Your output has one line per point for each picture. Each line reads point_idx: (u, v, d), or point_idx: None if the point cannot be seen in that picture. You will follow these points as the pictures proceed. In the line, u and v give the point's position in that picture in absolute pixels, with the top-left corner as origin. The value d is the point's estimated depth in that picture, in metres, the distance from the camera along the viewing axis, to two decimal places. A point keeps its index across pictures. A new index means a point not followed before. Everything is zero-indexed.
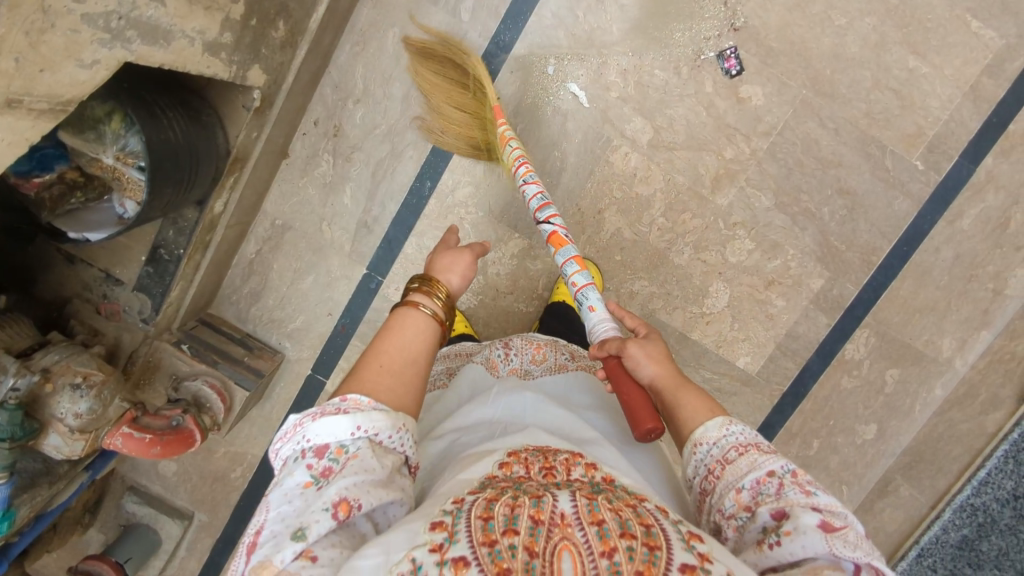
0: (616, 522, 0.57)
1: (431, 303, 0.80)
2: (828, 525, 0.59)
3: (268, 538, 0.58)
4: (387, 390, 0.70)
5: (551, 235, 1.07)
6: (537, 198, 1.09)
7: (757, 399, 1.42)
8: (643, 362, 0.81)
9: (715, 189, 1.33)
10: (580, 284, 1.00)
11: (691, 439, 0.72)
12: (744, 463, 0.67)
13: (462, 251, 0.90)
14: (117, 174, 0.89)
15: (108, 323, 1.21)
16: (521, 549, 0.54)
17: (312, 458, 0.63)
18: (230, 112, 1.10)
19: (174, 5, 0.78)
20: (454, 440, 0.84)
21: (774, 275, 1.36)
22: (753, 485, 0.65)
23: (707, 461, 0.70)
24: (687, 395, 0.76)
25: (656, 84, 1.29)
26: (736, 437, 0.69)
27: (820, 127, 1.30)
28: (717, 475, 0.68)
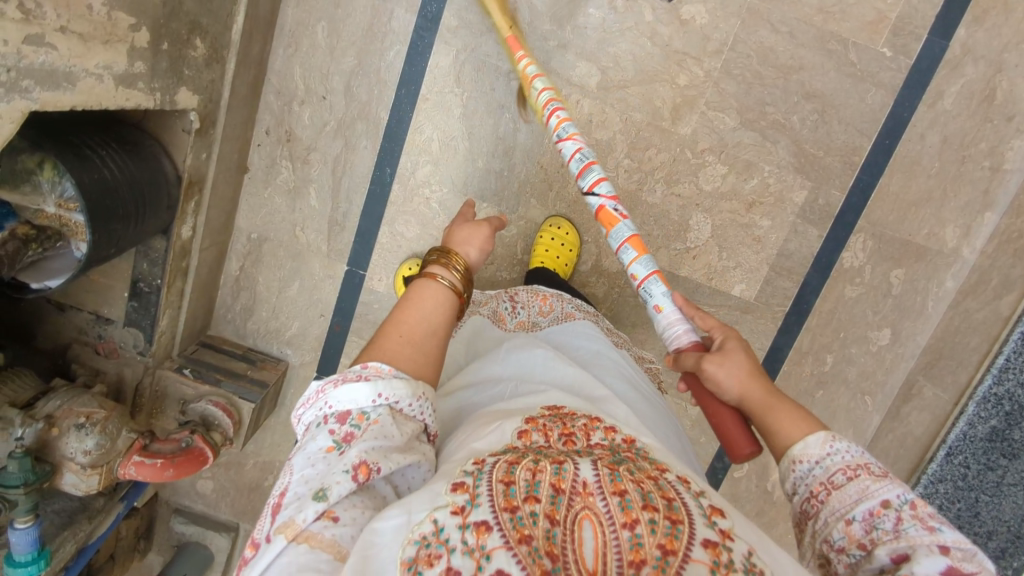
0: (638, 493, 0.56)
1: (450, 275, 0.74)
2: (955, 573, 0.50)
3: (292, 499, 0.56)
4: (408, 357, 0.68)
5: (600, 211, 0.93)
6: (577, 159, 0.96)
7: (760, 324, 1.39)
8: (729, 379, 0.69)
9: (675, 119, 1.28)
10: (642, 276, 0.87)
11: (788, 456, 0.63)
12: (854, 489, 0.57)
13: (482, 221, 0.83)
14: (64, 221, 0.92)
15: (109, 361, 1.26)
16: (543, 517, 0.53)
17: (334, 424, 0.61)
18: (172, 138, 1.12)
19: (68, 46, 0.78)
20: (468, 408, 0.81)
21: (754, 195, 1.31)
22: (865, 518, 0.55)
23: (808, 483, 0.61)
24: (784, 413, 0.65)
25: (593, 24, 1.24)
26: (843, 457, 0.59)
27: (773, 34, 1.23)
28: (821, 500, 0.59)
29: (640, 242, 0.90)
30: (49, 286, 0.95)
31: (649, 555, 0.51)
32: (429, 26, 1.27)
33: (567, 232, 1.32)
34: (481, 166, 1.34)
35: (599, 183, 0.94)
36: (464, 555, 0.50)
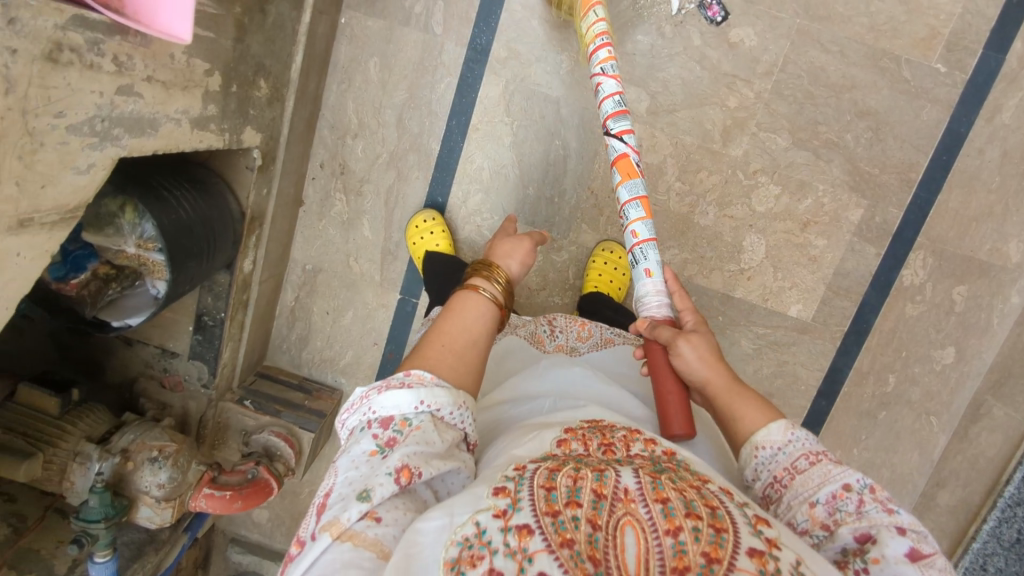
0: (681, 501, 0.55)
1: (491, 287, 0.78)
2: (916, 553, 0.56)
3: (336, 500, 0.59)
4: (449, 365, 0.69)
5: (621, 158, 0.97)
6: (613, 103, 0.98)
7: (819, 344, 1.37)
8: (698, 362, 0.78)
9: (726, 141, 1.28)
10: (642, 238, 0.94)
11: (752, 442, 0.70)
12: (817, 473, 0.64)
13: (524, 236, 0.88)
14: (143, 260, 0.95)
15: (175, 394, 1.29)
16: (585, 521, 0.52)
17: (378, 429, 0.63)
18: (236, 176, 1.15)
19: (152, 93, 0.81)
20: (507, 418, 0.82)
21: (808, 215, 1.30)
22: (828, 500, 0.62)
23: (771, 468, 0.68)
24: (742, 400, 0.74)
25: (642, 50, 1.25)
26: (802, 444, 0.67)
27: (823, 54, 1.22)
28: (784, 484, 0.66)
29: (647, 205, 0.97)
30: (130, 324, 0.98)
31: (693, 562, 0.49)
32: (480, 58, 1.29)
33: (620, 255, 1.32)
34: (532, 193, 1.35)
35: (624, 132, 0.98)
36: (506, 557, 0.50)
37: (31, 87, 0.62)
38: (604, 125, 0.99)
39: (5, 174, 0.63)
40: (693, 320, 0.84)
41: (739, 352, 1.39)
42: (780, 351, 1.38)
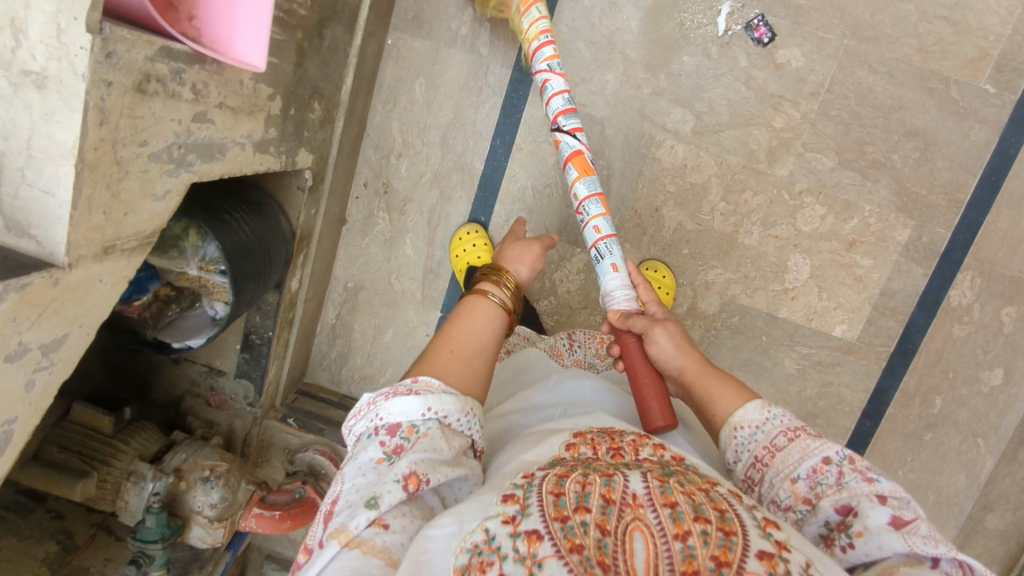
0: (689, 504, 0.55)
1: (500, 292, 0.81)
2: (898, 520, 0.59)
3: (344, 507, 0.59)
4: (457, 372, 0.71)
5: (575, 156, 0.99)
6: (562, 99, 0.99)
7: (864, 365, 1.36)
8: (672, 355, 0.83)
9: (771, 161, 1.28)
10: (603, 233, 0.96)
11: (731, 423, 0.74)
12: (795, 449, 0.69)
13: (533, 243, 0.91)
14: (203, 282, 0.96)
15: (220, 412, 1.30)
16: (594, 526, 0.53)
17: (385, 436, 0.64)
18: (287, 196, 1.16)
19: (221, 119, 0.82)
20: (514, 423, 0.82)
21: (854, 235, 1.29)
22: (809, 475, 0.67)
23: (751, 448, 0.72)
24: (720, 383, 0.78)
25: (687, 71, 1.25)
26: (778, 422, 0.72)
27: (871, 74, 1.22)
28: (765, 463, 0.70)
29: (605, 202, 0.99)
30: (191, 345, 1.00)
31: (703, 565, 0.49)
32: (524, 79, 1.29)
33: (663, 275, 1.31)
34: (575, 212, 1.35)
35: (576, 129, 1.00)
36: (516, 563, 0.50)
37: (121, 118, 0.63)
38: (553, 122, 1.01)
39: (94, 203, 0.64)
40: (662, 313, 0.89)
41: (783, 372, 1.38)
42: (824, 371, 1.37)
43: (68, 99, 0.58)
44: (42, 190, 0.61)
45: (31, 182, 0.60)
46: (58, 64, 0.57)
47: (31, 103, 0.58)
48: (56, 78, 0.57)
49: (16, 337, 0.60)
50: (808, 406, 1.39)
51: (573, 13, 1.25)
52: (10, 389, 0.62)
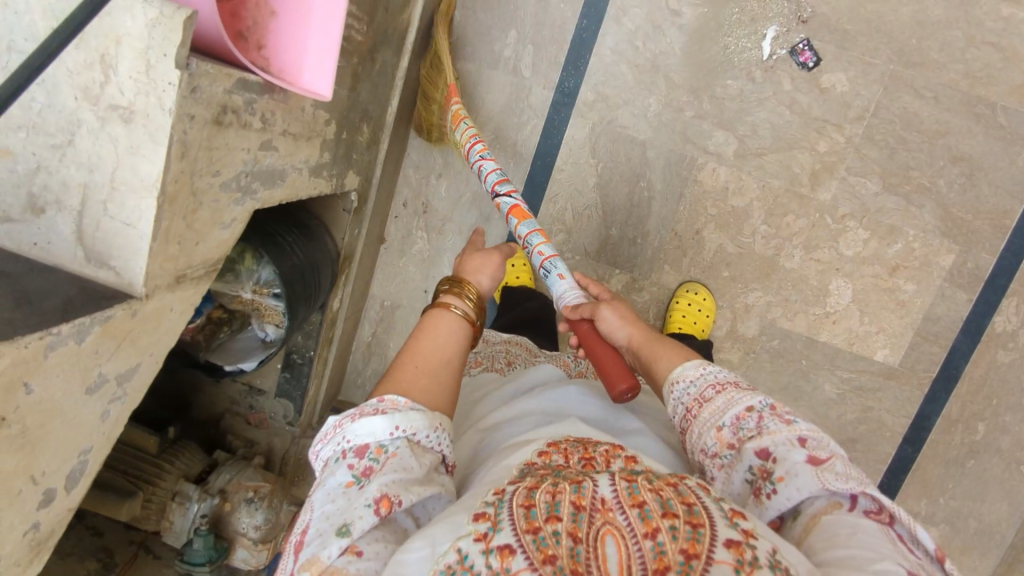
0: (657, 502, 0.53)
1: (463, 303, 0.78)
2: (815, 459, 0.60)
3: (314, 535, 0.57)
4: (423, 389, 0.68)
5: (513, 207, 1.00)
6: (495, 172, 1.04)
7: (906, 390, 1.34)
8: (621, 324, 0.81)
9: (814, 185, 1.27)
10: (547, 255, 0.95)
11: (669, 379, 0.73)
12: (721, 399, 0.68)
13: (493, 250, 0.87)
14: (256, 304, 0.96)
15: (259, 430, 1.30)
16: (565, 535, 0.51)
17: (353, 458, 0.62)
18: (332, 217, 1.17)
19: (284, 146, 0.82)
20: (491, 429, 0.80)
21: (898, 260, 1.28)
22: (733, 422, 0.66)
23: (683, 400, 0.71)
24: (663, 348, 0.77)
25: (731, 94, 1.25)
26: (709, 375, 0.71)
27: (917, 99, 1.21)
28: (694, 413, 0.69)
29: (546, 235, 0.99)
30: (243, 368, 1.00)
31: (673, 560, 0.49)
32: (566, 100, 1.29)
33: (705, 297, 1.31)
34: (614, 234, 1.34)
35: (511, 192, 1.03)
36: None
37: (200, 150, 0.64)
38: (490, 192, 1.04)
39: (170, 235, 0.64)
40: (604, 295, 0.88)
41: (823, 396, 1.37)
42: (865, 396, 1.36)
43: (154, 133, 0.58)
44: (124, 223, 0.61)
45: (113, 215, 0.61)
46: (146, 99, 0.58)
47: (117, 137, 0.59)
48: (143, 112, 0.58)
49: (97, 370, 0.60)
50: (848, 431, 1.37)
51: (616, 36, 1.25)
52: (88, 421, 0.62)
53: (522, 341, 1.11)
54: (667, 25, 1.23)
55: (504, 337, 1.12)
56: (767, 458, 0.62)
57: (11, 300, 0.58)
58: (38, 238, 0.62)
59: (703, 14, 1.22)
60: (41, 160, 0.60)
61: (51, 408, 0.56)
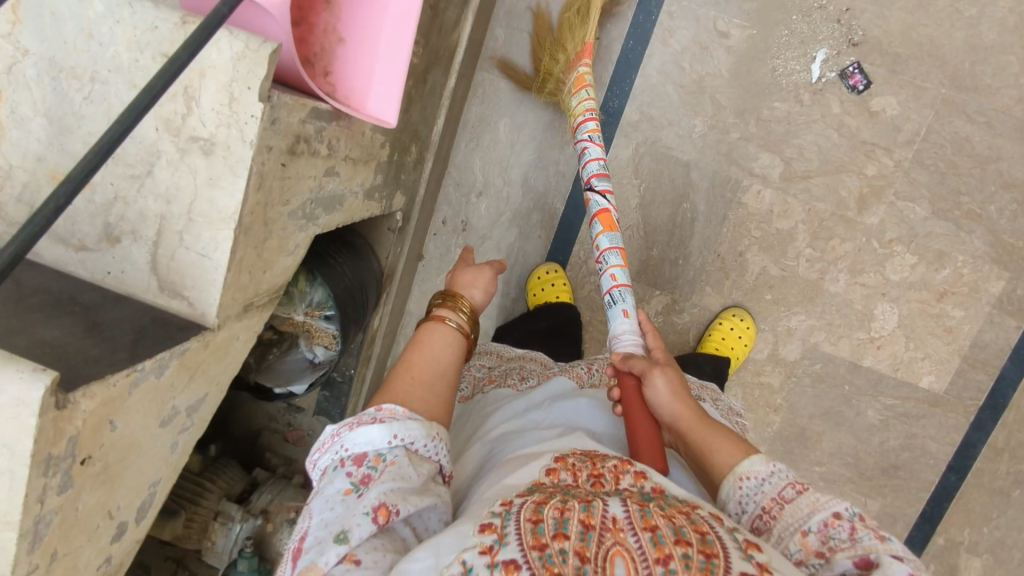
0: (670, 527, 0.52)
1: (457, 316, 0.75)
2: None
3: (313, 544, 0.54)
4: (420, 399, 0.66)
5: (603, 212, 1.02)
6: (596, 164, 1.04)
7: (950, 418, 1.31)
8: (670, 394, 0.74)
9: (861, 209, 1.25)
10: (619, 281, 0.96)
11: (734, 473, 0.65)
12: (804, 503, 0.60)
13: (484, 263, 0.83)
14: (307, 326, 0.95)
15: (297, 448, 1.28)
16: (572, 554, 0.49)
17: (351, 467, 0.59)
18: (377, 236, 1.16)
19: (344, 170, 0.81)
20: (498, 438, 0.78)
21: (945, 285, 1.26)
22: (820, 529, 0.58)
23: (756, 499, 0.63)
24: (717, 434, 0.70)
25: (778, 116, 1.23)
26: (787, 473, 0.63)
27: (969, 124, 1.19)
28: (773, 515, 0.61)
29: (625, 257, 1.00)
30: (294, 391, 1.01)
31: None
32: (610, 120, 1.29)
33: (747, 326, 1.28)
34: (656, 254, 1.32)
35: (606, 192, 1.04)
36: None
37: (274, 181, 0.63)
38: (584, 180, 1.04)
39: (243, 265, 0.64)
40: (661, 357, 0.81)
41: (865, 422, 1.33)
42: (909, 423, 1.32)
43: (234, 165, 0.58)
44: (201, 253, 0.61)
45: (189, 246, 0.61)
46: (227, 131, 0.57)
47: (196, 168, 0.59)
48: (224, 144, 0.58)
49: (171, 403, 0.61)
50: (890, 458, 1.33)
51: (663, 57, 1.24)
52: (158, 452, 0.63)
53: (537, 357, 1.03)
54: (715, 47, 1.22)
55: (519, 353, 1.04)
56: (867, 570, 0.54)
57: (84, 327, 0.57)
58: (113, 267, 0.62)
59: (751, 35, 1.21)
60: (119, 190, 0.60)
61: (130, 442, 0.58)
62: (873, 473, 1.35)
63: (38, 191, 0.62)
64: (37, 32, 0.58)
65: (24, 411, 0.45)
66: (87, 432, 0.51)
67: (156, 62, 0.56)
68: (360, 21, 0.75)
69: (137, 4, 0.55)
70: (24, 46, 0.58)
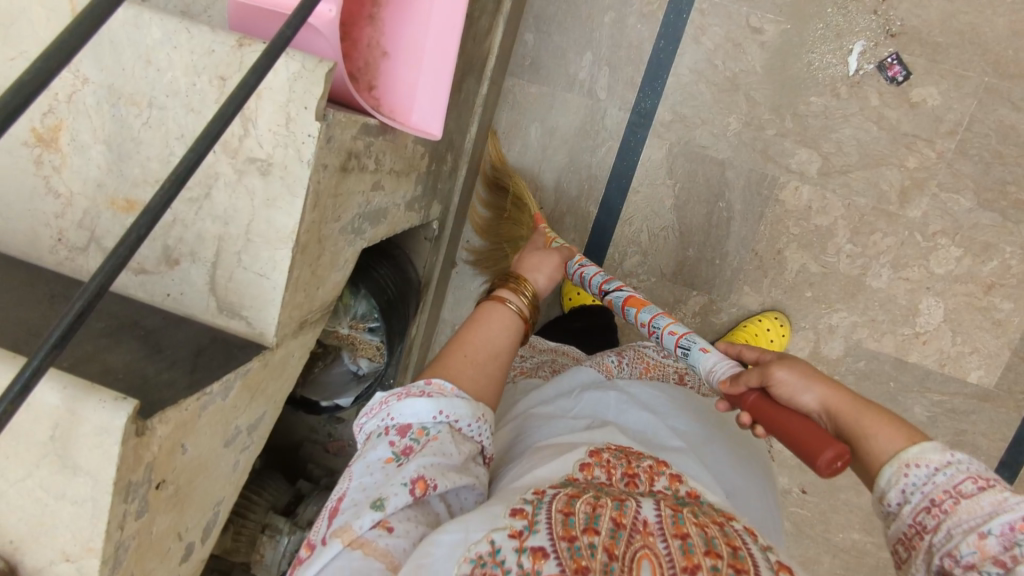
0: (701, 537, 0.48)
1: (518, 299, 0.69)
2: None
3: (350, 505, 0.52)
4: (471, 380, 0.61)
5: (628, 299, 0.90)
6: (598, 275, 0.93)
7: (1001, 414, 1.23)
8: (803, 386, 0.59)
9: (904, 203, 1.21)
10: (680, 333, 0.82)
11: (899, 461, 0.53)
12: (986, 500, 0.48)
13: (552, 251, 0.78)
14: (351, 339, 0.95)
15: (338, 459, 1.26)
16: (601, 549, 0.46)
17: (394, 436, 0.55)
18: (416, 246, 1.16)
19: (390, 183, 0.81)
20: (530, 417, 0.72)
21: (992, 277, 1.20)
22: (1004, 532, 0.46)
23: (926, 490, 0.51)
24: (874, 416, 0.56)
25: (814, 111, 1.21)
26: (970, 463, 0.50)
27: (1014, 112, 1.15)
28: (945, 509, 0.49)
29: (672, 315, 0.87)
30: (339, 404, 0.97)
31: None
32: (642, 122, 1.28)
33: (783, 331, 1.24)
34: (692, 255, 1.29)
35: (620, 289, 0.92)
36: None
37: (328, 199, 0.64)
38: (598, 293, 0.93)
39: (299, 282, 0.64)
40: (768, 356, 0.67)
41: (912, 420, 1.26)
42: (957, 420, 1.25)
43: (291, 184, 0.59)
44: (258, 273, 0.61)
45: (247, 265, 0.61)
46: (285, 151, 0.58)
47: (254, 189, 0.59)
48: (281, 165, 0.58)
49: (234, 424, 0.62)
50: None
51: (695, 56, 1.23)
52: (223, 472, 0.64)
53: (570, 352, 0.98)
54: (747, 45, 1.21)
55: (553, 346, 0.98)
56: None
57: (150, 350, 0.57)
58: (172, 288, 0.63)
59: (785, 30, 1.19)
60: (177, 214, 0.61)
61: (199, 464, 0.59)
62: None
63: (98, 217, 0.63)
64: (97, 60, 0.59)
65: (108, 437, 0.47)
66: (162, 457, 0.53)
67: (213, 85, 0.58)
68: (406, 35, 0.76)
69: (196, 30, 0.57)
70: (85, 75, 0.60)
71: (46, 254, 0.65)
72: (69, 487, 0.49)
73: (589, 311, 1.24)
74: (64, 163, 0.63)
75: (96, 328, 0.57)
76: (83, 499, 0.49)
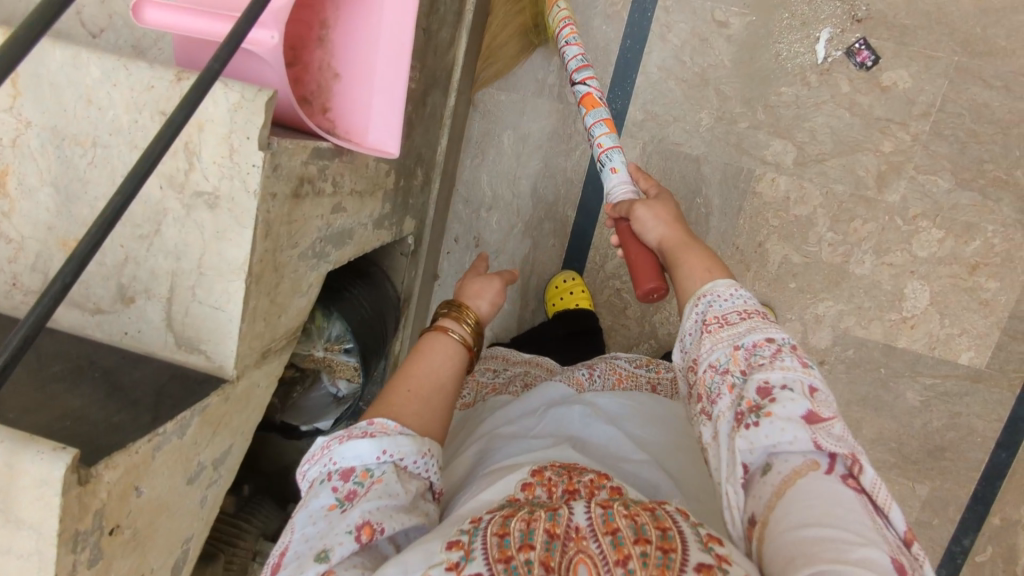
0: (630, 527, 0.47)
1: (461, 328, 0.69)
2: (814, 417, 0.52)
3: (292, 559, 0.51)
4: (415, 415, 0.61)
5: (585, 98, 0.97)
6: (577, 59, 0.99)
7: (994, 394, 1.22)
8: (651, 222, 0.73)
9: (881, 187, 1.20)
10: (606, 146, 0.91)
11: (696, 293, 0.64)
12: (743, 325, 0.59)
13: (495, 274, 0.77)
14: (327, 361, 0.95)
15: None
16: (537, 564, 0.45)
17: (337, 481, 0.55)
18: (392, 263, 1.15)
19: (352, 205, 0.81)
20: (491, 437, 0.72)
21: (976, 257, 1.18)
22: (749, 346, 0.57)
23: (705, 313, 0.62)
24: (692, 253, 0.68)
25: (786, 101, 1.20)
26: (745, 299, 0.61)
27: (986, 89, 1.14)
28: (712, 328, 0.60)
29: (614, 125, 0.94)
30: (318, 427, 0.97)
31: None
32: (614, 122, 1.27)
33: None
34: None
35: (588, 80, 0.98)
36: None
37: (281, 226, 0.63)
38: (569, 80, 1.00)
39: (254, 313, 0.63)
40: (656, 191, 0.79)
41: (905, 405, 1.25)
42: (951, 403, 1.23)
43: (238, 216, 0.58)
44: (213, 306, 0.61)
45: (201, 299, 0.60)
46: (230, 183, 0.57)
47: (202, 224, 0.59)
48: (227, 197, 0.58)
49: (196, 460, 0.62)
50: (936, 440, 1.24)
51: (663, 53, 1.23)
52: (186, 511, 0.63)
53: (546, 361, 0.97)
54: (713, 39, 1.20)
55: (527, 358, 0.97)
56: (765, 397, 0.54)
57: (104, 393, 0.56)
58: (129, 327, 0.62)
59: (751, 22, 1.18)
60: (128, 252, 0.61)
61: (156, 506, 0.59)
62: (918, 457, 1.26)
63: (51, 259, 0.63)
64: (38, 103, 0.59)
65: (49, 488, 0.46)
66: (112, 503, 0.52)
67: (154, 120, 0.58)
68: (354, 54, 0.75)
69: (133, 68, 0.57)
70: (27, 118, 0.60)
71: (3, 299, 0.64)
72: (15, 542, 0.48)
73: (571, 316, 1.21)
74: (13, 207, 0.62)
75: (50, 372, 0.57)
76: (31, 552, 0.49)
